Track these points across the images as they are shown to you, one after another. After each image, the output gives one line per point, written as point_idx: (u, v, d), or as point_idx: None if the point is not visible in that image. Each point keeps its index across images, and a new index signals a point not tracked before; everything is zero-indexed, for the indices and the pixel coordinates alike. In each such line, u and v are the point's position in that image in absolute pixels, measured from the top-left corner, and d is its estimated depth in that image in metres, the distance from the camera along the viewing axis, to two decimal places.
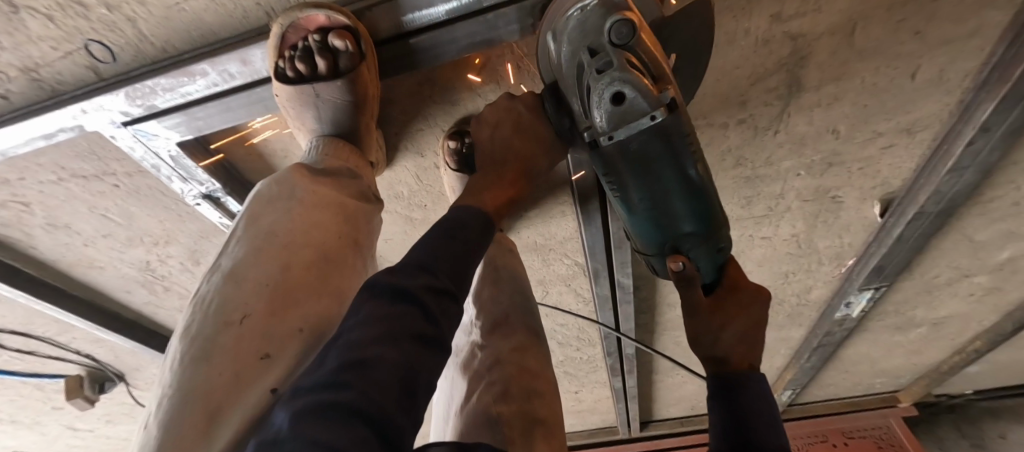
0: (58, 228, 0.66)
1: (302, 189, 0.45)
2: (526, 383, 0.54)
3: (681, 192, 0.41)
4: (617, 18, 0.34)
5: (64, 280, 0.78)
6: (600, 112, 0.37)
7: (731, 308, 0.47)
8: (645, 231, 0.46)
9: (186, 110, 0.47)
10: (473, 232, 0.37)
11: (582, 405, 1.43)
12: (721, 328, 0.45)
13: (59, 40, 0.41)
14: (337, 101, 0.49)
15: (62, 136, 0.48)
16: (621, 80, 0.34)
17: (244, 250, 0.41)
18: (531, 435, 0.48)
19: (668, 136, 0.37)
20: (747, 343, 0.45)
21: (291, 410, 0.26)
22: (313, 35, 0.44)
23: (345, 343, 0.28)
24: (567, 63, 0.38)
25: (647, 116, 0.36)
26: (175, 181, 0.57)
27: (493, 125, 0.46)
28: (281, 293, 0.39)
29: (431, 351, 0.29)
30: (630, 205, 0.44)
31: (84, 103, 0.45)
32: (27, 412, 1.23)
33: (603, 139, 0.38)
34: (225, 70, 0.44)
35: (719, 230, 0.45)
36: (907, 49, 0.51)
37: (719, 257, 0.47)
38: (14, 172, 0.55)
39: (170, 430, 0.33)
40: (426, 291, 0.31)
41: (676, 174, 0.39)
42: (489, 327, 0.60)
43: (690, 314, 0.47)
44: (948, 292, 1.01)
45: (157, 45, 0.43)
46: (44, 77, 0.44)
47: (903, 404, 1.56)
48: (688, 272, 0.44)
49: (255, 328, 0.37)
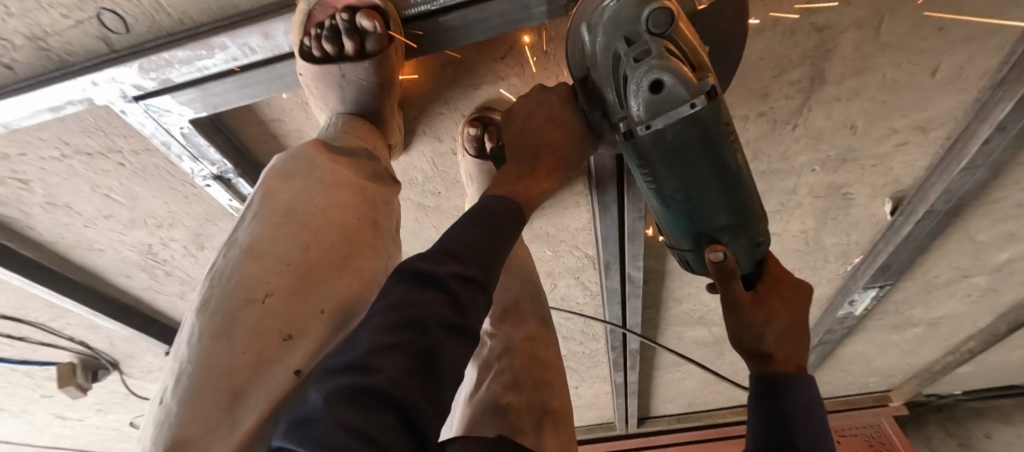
0: (58, 208, 0.64)
1: (321, 171, 0.43)
2: (536, 374, 0.51)
3: (718, 184, 0.40)
4: (655, 7, 0.34)
5: (61, 263, 0.76)
6: (637, 101, 0.37)
7: (776, 304, 0.46)
8: (678, 225, 0.45)
9: (202, 85, 0.45)
10: (500, 221, 0.36)
11: (581, 400, 1.43)
12: (766, 323, 0.44)
13: (71, 8, 0.39)
14: (364, 82, 0.48)
15: (70, 109, 0.46)
16: (658, 66, 0.34)
17: (263, 228, 0.40)
18: (541, 426, 0.46)
19: (704, 126, 0.36)
20: (793, 340, 0.44)
21: (324, 390, 0.25)
22: (340, 14, 0.45)
23: (372, 326, 0.27)
24: (601, 55, 0.38)
25: (687, 104, 0.35)
26: (185, 161, 0.55)
27: (525, 116, 0.44)
28: (302, 272, 0.38)
29: (458, 341, 0.28)
30: (665, 198, 0.43)
31: (95, 74, 0.43)
32: (15, 400, 1.20)
33: (639, 129, 0.38)
34: (245, 44, 0.42)
35: (756, 224, 0.44)
36: (930, 45, 0.51)
37: (758, 253, 0.47)
38: (15, 147, 0.53)
39: (191, 406, 0.31)
40: (456, 280, 0.30)
41: (714, 166, 0.39)
42: (500, 315, 0.58)
43: (732, 311, 0.45)
44: (947, 292, 1.03)
45: (173, 16, 0.41)
46: (52, 47, 0.42)
47: (894, 403, 1.58)
48: (731, 265, 0.42)
49: (278, 307, 0.36)
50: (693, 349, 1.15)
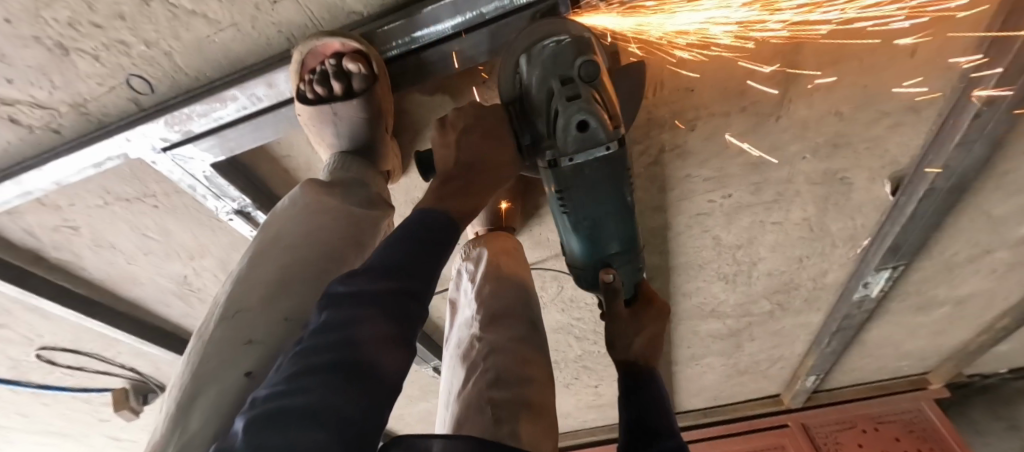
0: (104, 248, 0.71)
1: (306, 200, 0.49)
2: (519, 370, 0.46)
3: (616, 217, 0.51)
4: (586, 58, 0.39)
5: (109, 297, 0.84)
6: (567, 136, 0.42)
7: (646, 318, 0.59)
8: (583, 249, 0.55)
9: (219, 133, 0.51)
10: (441, 233, 0.35)
11: (602, 399, 1.44)
12: (636, 333, 0.57)
13: (105, 76, 0.46)
14: (355, 118, 0.50)
15: (109, 164, 0.53)
16: (586, 111, 0.40)
17: (252, 255, 0.46)
18: (517, 414, 0.40)
19: (613, 168, 0.45)
20: (654, 345, 0.57)
21: (252, 411, 0.23)
22: (330, 60, 0.45)
23: (301, 350, 0.26)
24: (535, 89, 0.42)
25: (602, 146, 0.43)
26: (210, 199, 0.61)
27: (462, 130, 0.43)
28: (275, 288, 0.43)
29: (395, 354, 0.27)
30: (577, 225, 0.52)
31: (127, 131, 0.49)
32: (76, 425, 1.30)
33: (564, 160, 0.44)
34: (252, 93, 0.48)
35: (636, 253, 0.58)
36: (902, 28, 0.52)
37: (636, 276, 0.60)
38: (65, 199, 0.60)
39: (173, 403, 0.38)
40: (387, 295, 0.28)
41: (615, 202, 0.49)
42: (490, 319, 0.54)
43: (612, 321, 0.58)
44: (969, 269, 1.00)
45: (190, 75, 0.47)
46: (92, 111, 0.49)
47: (934, 386, 1.54)
48: (616, 284, 0.56)
49: (250, 319, 0.41)
50: (709, 343, 1.21)
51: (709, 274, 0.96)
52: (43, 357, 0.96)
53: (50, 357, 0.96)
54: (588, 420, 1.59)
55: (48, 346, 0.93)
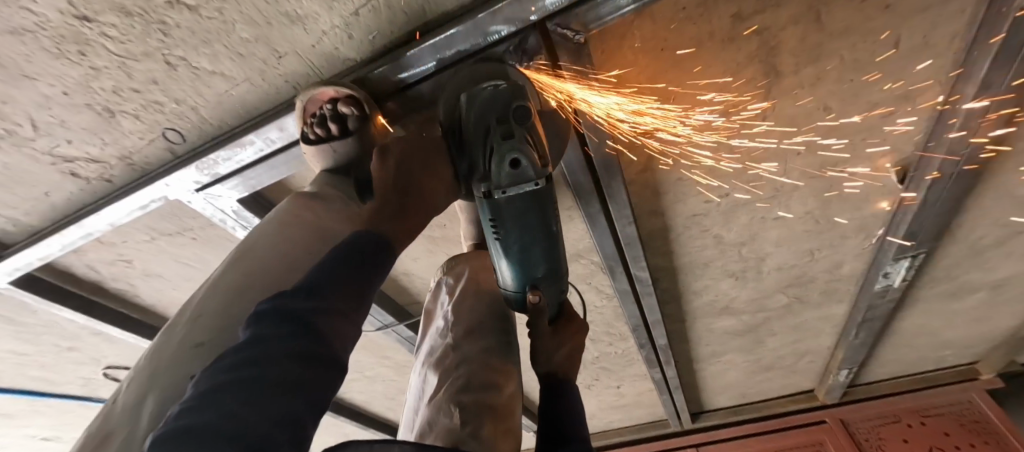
0: (153, 277, 0.80)
1: (286, 212, 0.48)
2: (487, 377, 0.50)
3: (543, 238, 0.51)
4: (520, 102, 0.44)
5: (160, 320, 0.93)
6: (501, 172, 0.46)
7: (568, 333, 0.55)
8: (512, 267, 0.52)
9: (241, 173, 0.58)
10: (368, 255, 0.36)
11: (625, 399, 1.46)
12: (558, 347, 0.52)
13: (145, 131, 0.53)
14: (353, 155, 0.53)
15: (153, 205, 0.61)
16: (518, 151, 0.44)
17: (223, 263, 0.44)
18: (481, 415, 0.45)
19: (541, 199, 0.49)
20: (573, 359, 0.53)
21: (155, 430, 0.21)
22: (326, 105, 0.50)
23: (215, 369, 0.25)
24: (472, 124, 0.46)
25: (531, 182, 0.47)
26: (238, 230, 0.68)
27: (400, 154, 0.43)
28: (241, 288, 0.40)
29: (319, 369, 0.27)
30: (507, 244, 0.51)
31: (166, 177, 0.57)
32: None
33: (497, 192, 0.48)
34: (267, 137, 0.54)
35: (563, 276, 0.55)
36: (878, 24, 0.52)
37: (560, 296, 0.56)
38: (119, 236, 0.68)
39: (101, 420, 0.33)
40: (314, 312, 0.29)
41: (541, 224, 0.50)
42: (464, 329, 0.56)
43: (535, 337, 0.53)
44: (1002, 252, 0.96)
45: (215, 124, 0.54)
46: (136, 161, 0.56)
47: (984, 376, 1.45)
48: (542, 305, 0.52)
49: (204, 324, 0.38)
50: (727, 340, 1.20)
51: (717, 271, 0.97)
52: (110, 375, 1.08)
53: (115, 374, 1.08)
54: (614, 419, 1.62)
55: (113, 365, 1.04)
